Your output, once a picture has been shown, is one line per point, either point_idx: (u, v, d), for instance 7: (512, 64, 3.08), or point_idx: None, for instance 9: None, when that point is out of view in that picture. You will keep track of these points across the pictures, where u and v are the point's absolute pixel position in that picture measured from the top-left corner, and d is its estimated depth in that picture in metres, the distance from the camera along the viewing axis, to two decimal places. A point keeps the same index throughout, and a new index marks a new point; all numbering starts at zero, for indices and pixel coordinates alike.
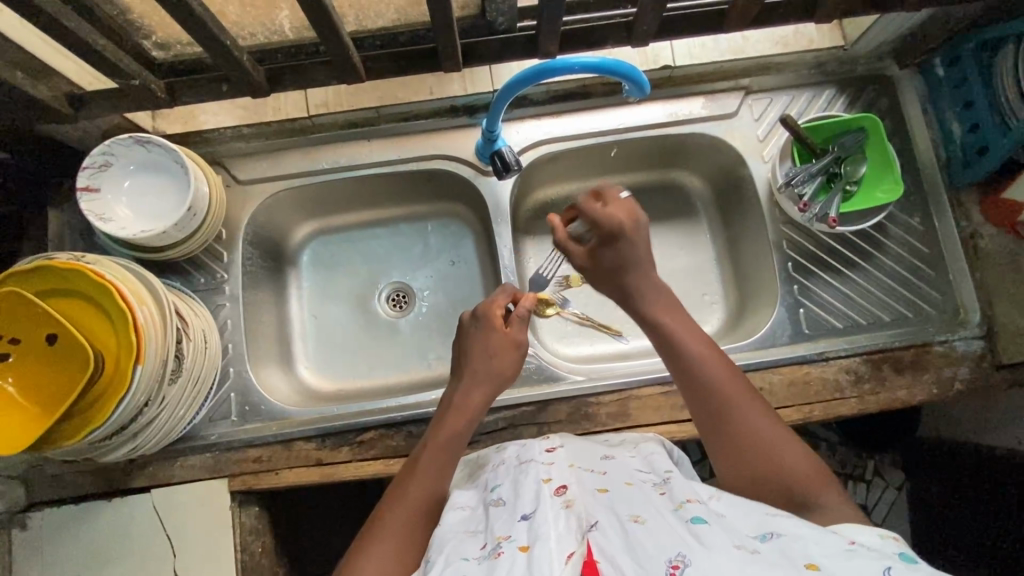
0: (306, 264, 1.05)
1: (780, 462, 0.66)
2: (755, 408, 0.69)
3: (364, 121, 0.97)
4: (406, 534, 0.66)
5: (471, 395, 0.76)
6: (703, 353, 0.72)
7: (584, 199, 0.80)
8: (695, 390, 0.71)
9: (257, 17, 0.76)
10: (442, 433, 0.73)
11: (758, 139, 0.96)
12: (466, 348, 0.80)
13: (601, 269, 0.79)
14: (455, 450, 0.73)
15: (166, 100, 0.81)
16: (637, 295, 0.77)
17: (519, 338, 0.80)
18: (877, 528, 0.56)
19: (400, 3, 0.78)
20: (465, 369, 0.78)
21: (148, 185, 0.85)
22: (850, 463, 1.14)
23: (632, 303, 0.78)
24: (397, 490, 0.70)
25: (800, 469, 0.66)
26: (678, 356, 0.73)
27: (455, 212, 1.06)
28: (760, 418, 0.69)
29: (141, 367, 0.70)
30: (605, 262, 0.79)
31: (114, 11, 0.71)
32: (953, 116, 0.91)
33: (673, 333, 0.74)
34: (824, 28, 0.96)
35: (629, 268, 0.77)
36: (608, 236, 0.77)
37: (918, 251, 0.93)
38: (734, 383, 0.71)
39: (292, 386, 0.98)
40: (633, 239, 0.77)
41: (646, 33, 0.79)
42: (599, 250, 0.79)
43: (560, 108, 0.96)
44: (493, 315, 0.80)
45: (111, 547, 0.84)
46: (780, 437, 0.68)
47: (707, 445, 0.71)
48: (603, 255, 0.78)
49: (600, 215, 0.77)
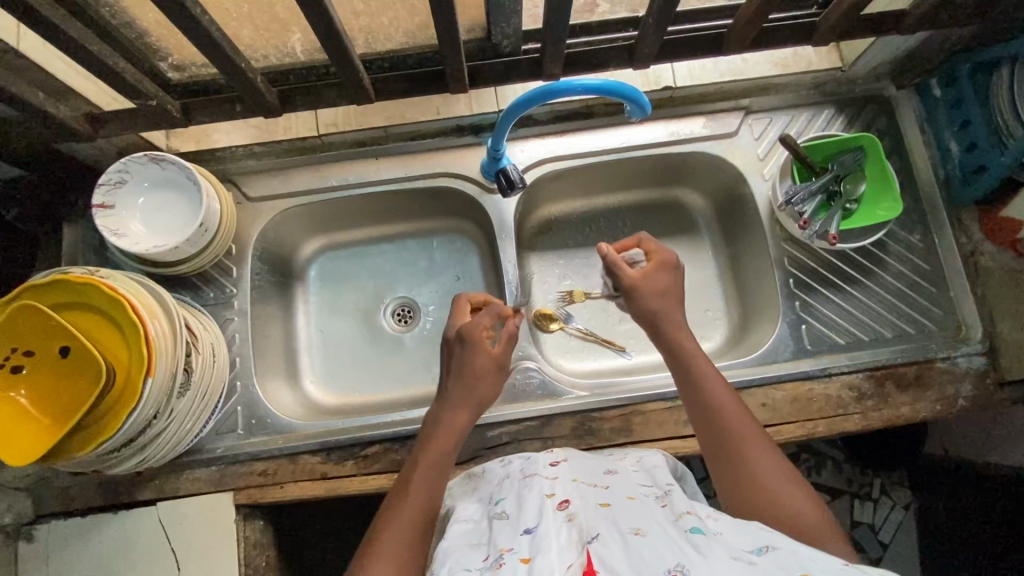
0: (314, 279, 1.07)
1: (787, 507, 0.64)
2: (768, 453, 0.69)
3: (373, 140, 0.99)
4: (402, 550, 0.66)
5: (455, 415, 0.77)
6: (718, 385, 0.74)
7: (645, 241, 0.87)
8: (711, 425, 0.72)
9: (269, 40, 0.79)
10: (431, 452, 0.74)
11: (758, 157, 0.98)
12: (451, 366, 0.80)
13: (647, 287, 0.81)
14: (445, 466, 0.74)
15: (181, 120, 0.83)
16: (677, 321, 0.80)
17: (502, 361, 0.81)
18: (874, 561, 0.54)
19: (410, 26, 0.80)
20: (450, 389, 0.79)
21: (161, 202, 0.87)
22: (856, 481, 1.15)
23: (660, 327, 0.79)
24: (390, 508, 0.70)
25: (808, 519, 0.63)
26: (697, 389, 0.74)
27: (462, 229, 1.08)
28: (773, 463, 0.68)
29: (151, 378, 0.71)
30: (661, 280, 0.82)
31: (133, 35, 0.73)
32: (951, 135, 0.92)
33: (695, 368, 0.75)
34: (822, 50, 0.98)
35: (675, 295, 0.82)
36: (665, 264, 0.83)
37: (919, 268, 0.93)
38: (749, 426, 0.71)
39: (298, 400, 0.99)
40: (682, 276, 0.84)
41: (647, 55, 0.81)
42: (655, 269, 0.82)
43: (562, 126, 0.98)
44: (480, 333, 0.80)
45: (115, 560, 0.84)
46: (784, 476, 0.67)
47: (717, 483, 0.70)
48: (660, 272, 0.82)
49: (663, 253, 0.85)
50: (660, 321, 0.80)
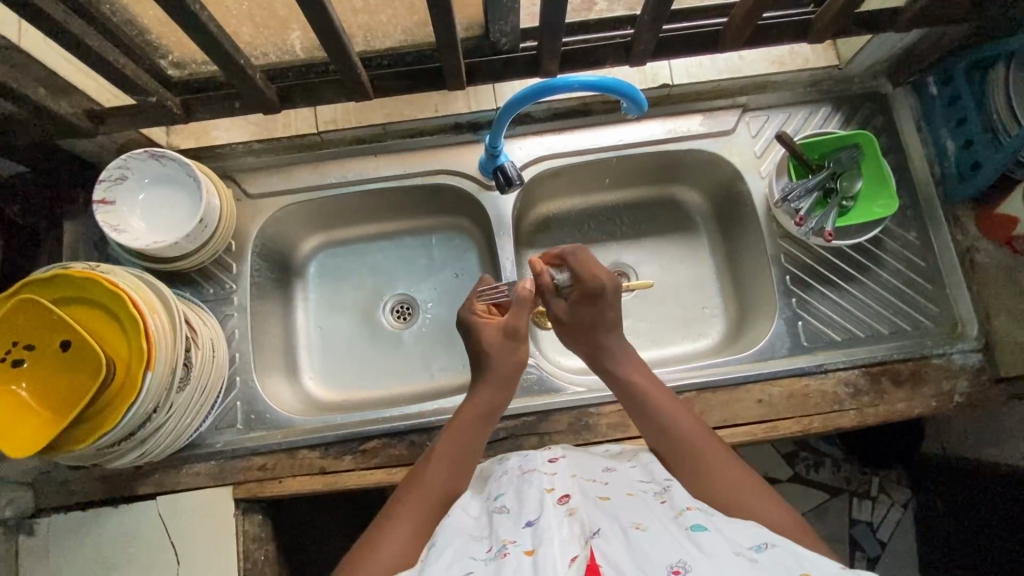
0: (313, 275, 1.08)
1: (756, 508, 0.65)
2: (730, 459, 0.70)
3: (372, 137, 1.00)
4: (419, 520, 0.67)
5: (484, 392, 0.77)
6: (667, 403, 0.74)
7: (571, 251, 0.83)
8: (669, 439, 0.72)
9: (268, 38, 0.79)
10: (456, 432, 0.74)
11: (756, 155, 0.98)
12: (476, 340, 0.81)
13: (578, 323, 0.81)
14: (472, 440, 0.74)
15: (181, 116, 0.84)
16: (612, 352, 0.79)
17: (517, 325, 0.79)
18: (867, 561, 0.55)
19: (408, 24, 0.81)
20: (480, 367, 0.79)
21: (162, 198, 0.88)
22: (855, 480, 1.15)
23: (601, 359, 0.80)
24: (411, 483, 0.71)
25: (779, 517, 0.65)
26: (648, 406, 0.74)
27: (460, 226, 1.08)
28: (735, 468, 0.69)
29: (152, 373, 0.72)
30: (583, 314, 0.81)
31: (133, 32, 0.74)
32: (947, 133, 0.93)
33: (642, 388, 0.76)
34: (818, 48, 0.99)
35: (603, 328, 0.80)
36: (587, 294, 0.81)
37: (915, 265, 0.94)
38: (706, 437, 0.72)
39: (297, 396, 1.00)
40: (610, 303, 0.81)
41: (644, 52, 0.82)
42: (581, 302, 0.81)
43: (560, 124, 0.99)
44: (478, 310, 0.85)
45: (115, 554, 0.85)
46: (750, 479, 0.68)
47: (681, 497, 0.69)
48: (586, 305, 0.81)
49: (586, 271, 0.81)
50: (598, 355, 0.80)
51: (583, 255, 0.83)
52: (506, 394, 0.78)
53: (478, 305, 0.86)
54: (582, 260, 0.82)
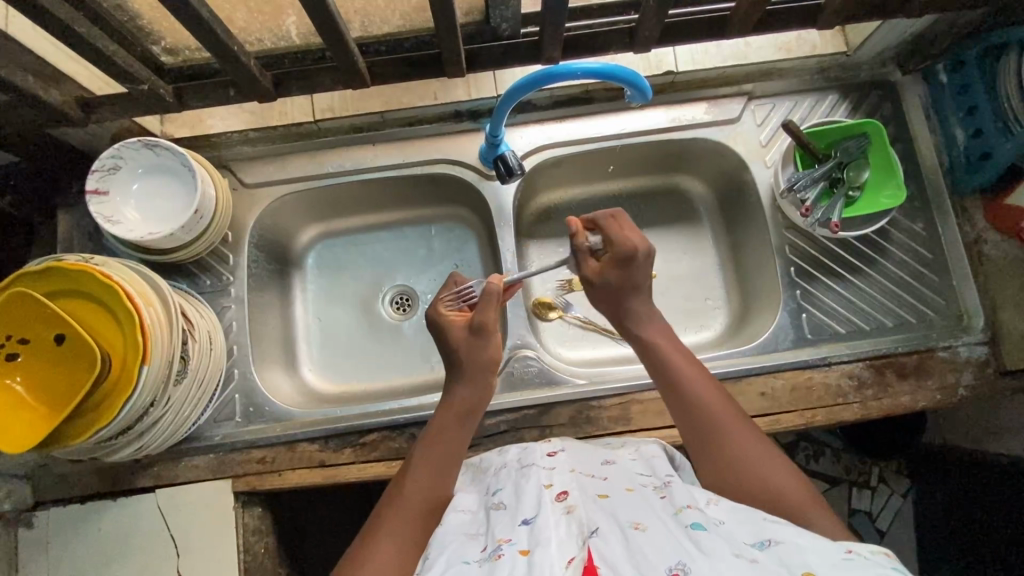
0: (311, 266, 1.06)
1: (769, 483, 0.66)
2: (744, 426, 0.70)
3: (370, 126, 0.98)
4: (407, 529, 0.67)
5: (462, 394, 0.77)
6: (691, 369, 0.74)
7: (606, 218, 0.82)
8: (686, 406, 0.72)
9: (263, 23, 0.77)
10: (433, 437, 0.74)
11: (761, 144, 0.96)
12: (446, 343, 0.80)
13: (604, 287, 0.81)
14: (450, 444, 0.73)
15: (174, 105, 0.82)
16: (638, 315, 0.80)
17: (483, 323, 0.78)
18: (871, 544, 0.54)
19: (405, 8, 0.78)
20: (453, 367, 0.79)
21: (157, 189, 0.86)
22: (854, 470, 1.15)
23: (628, 324, 0.80)
24: (396, 490, 0.70)
25: (786, 488, 0.65)
26: (667, 372, 0.74)
27: (461, 216, 1.07)
28: (750, 440, 0.69)
29: (147, 367, 0.70)
30: (613, 280, 0.80)
31: (125, 17, 0.72)
32: (957, 122, 0.91)
33: (661, 353, 0.76)
34: (827, 34, 0.96)
35: (632, 290, 0.79)
36: (617, 256, 0.79)
37: (922, 257, 0.92)
38: (724, 404, 0.72)
39: (295, 387, 0.99)
40: (641, 267, 0.79)
41: (648, 38, 0.80)
42: (610, 267, 0.80)
43: (563, 113, 0.97)
44: (446, 316, 0.82)
45: (113, 547, 0.85)
46: (764, 453, 0.68)
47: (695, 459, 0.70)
48: (613, 271, 0.80)
49: (616, 237, 0.80)
50: (627, 319, 0.80)
51: (619, 222, 0.82)
52: (483, 391, 0.77)
53: (447, 308, 0.84)
54: (618, 225, 0.82)
